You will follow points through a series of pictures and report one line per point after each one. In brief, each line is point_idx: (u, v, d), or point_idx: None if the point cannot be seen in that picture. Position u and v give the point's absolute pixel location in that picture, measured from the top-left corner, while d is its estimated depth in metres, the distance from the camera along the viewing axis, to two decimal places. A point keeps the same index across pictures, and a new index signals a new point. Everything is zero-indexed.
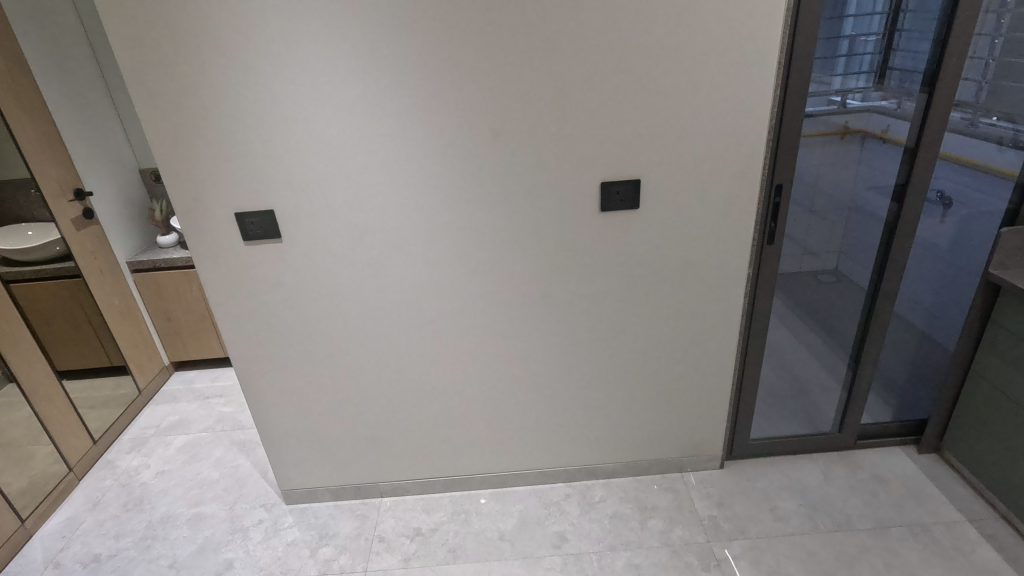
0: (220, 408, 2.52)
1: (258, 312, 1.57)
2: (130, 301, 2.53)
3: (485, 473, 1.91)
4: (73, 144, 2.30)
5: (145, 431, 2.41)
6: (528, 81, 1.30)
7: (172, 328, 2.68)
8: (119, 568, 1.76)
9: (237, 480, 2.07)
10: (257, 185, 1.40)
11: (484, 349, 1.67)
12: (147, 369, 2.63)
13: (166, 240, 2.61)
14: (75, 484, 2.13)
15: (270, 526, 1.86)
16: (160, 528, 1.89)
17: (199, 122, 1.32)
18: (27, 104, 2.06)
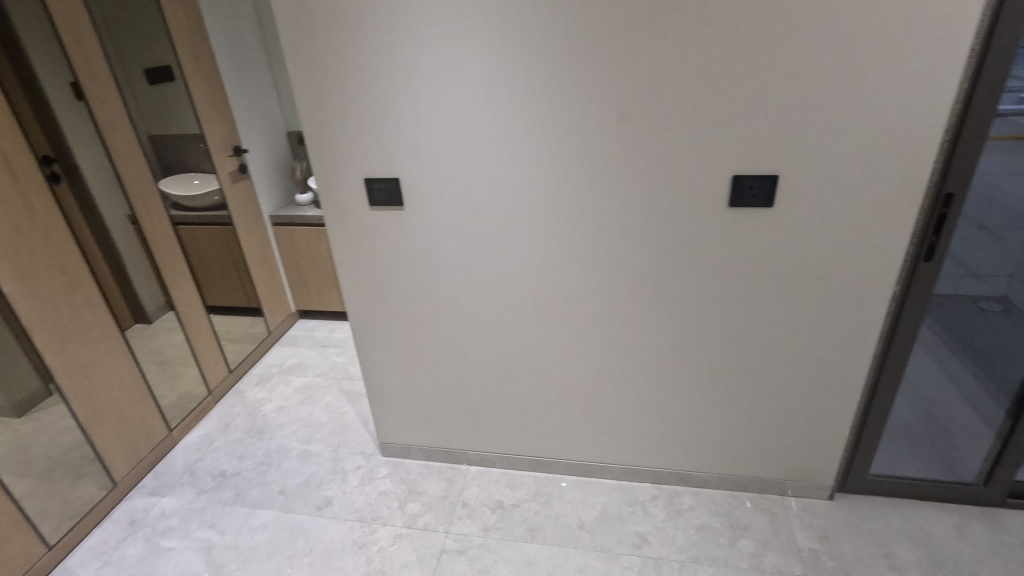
0: (334, 356, 2.74)
1: (376, 274, 1.67)
2: (268, 251, 2.80)
3: (572, 460, 1.90)
4: (236, 105, 2.57)
5: (271, 368, 2.68)
6: (667, 64, 1.23)
7: (301, 279, 2.94)
8: (240, 486, 1.99)
9: (342, 426, 2.24)
10: (387, 154, 1.47)
11: (585, 337, 1.64)
12: (277, 313, 2.91)
13: (303, 198, 2.85)
14: (212, 406, 2.43)
15: (366, 473, 2.00)
16: (274, 457, 2.11)
17: (342, 89, 1.40)
18: (202, 68, 2.33)
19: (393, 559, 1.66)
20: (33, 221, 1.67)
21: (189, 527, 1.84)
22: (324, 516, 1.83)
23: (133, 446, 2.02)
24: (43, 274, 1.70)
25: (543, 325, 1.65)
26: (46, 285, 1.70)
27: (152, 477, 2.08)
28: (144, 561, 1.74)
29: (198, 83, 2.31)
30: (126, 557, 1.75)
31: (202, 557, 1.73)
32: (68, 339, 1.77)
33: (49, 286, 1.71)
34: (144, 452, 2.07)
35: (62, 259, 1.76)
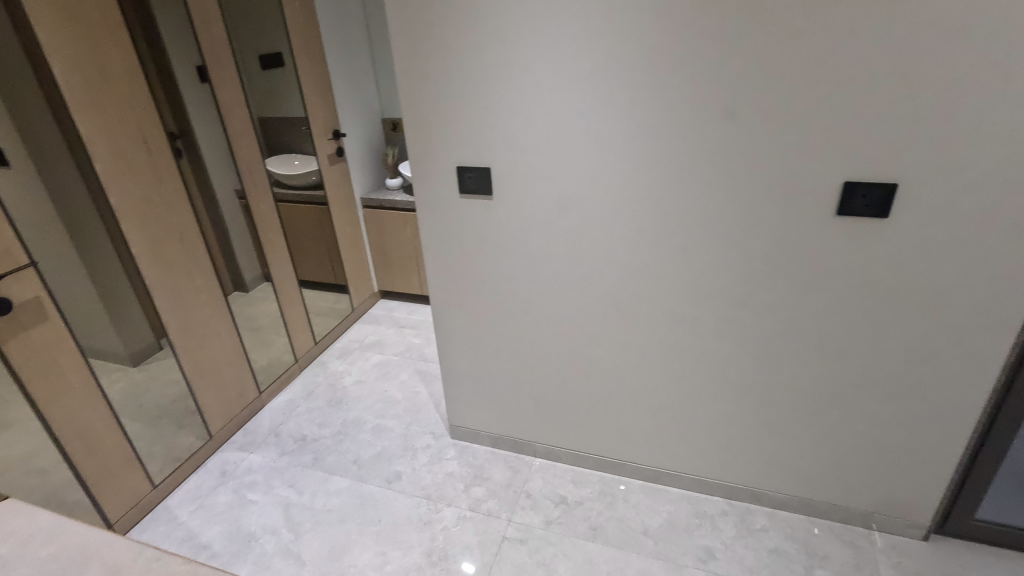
0: (411, 337, 2.84)
1: (460, 260, 1.70)
2: (357, 231, 2.93)
3: (640, 464, 1.86)
4: (339, 91, 2.70)
5: (352, 344, 2.82)
6: (779, 60, 1.17)
7: (385, 261, 3.06)
8: (318, 451, 2.11)
9: (415, 405, 2.32)
10: (481, 143, 1.49)
11: (666, 340, 1.60)
12: (361, 292, 3.05)
13: (393, 183, 2.96)
14: (297, 373, 2.59)
15: (434, 453, 2.06)
16: (351, 428, 2.22)
17: (443, 77, 1.43)
18: (311, 55, 2.47)
19: (456, 539, 1.71)
20: (159, 190, 1.85)
21: (271, 484, 1.98)
22: (393, 490, 1.91)
23: (228, 403, 2.20)
24: (164, 240, 1.88)
25: (623, 324, 1.62)
26: (166, 249, 1.89)
27: (241, 433, 2.25)
28: (231, 510, 1.89)
29: (306, 69, 2.46)
30: (216, 504, 1.91)
31: (282, 513, 1.85)
32: (180, 299, 1.95)
33: (169, 250, 1.89)
34: (236, 410, 2.25)
35: (181, 227, 1.93)
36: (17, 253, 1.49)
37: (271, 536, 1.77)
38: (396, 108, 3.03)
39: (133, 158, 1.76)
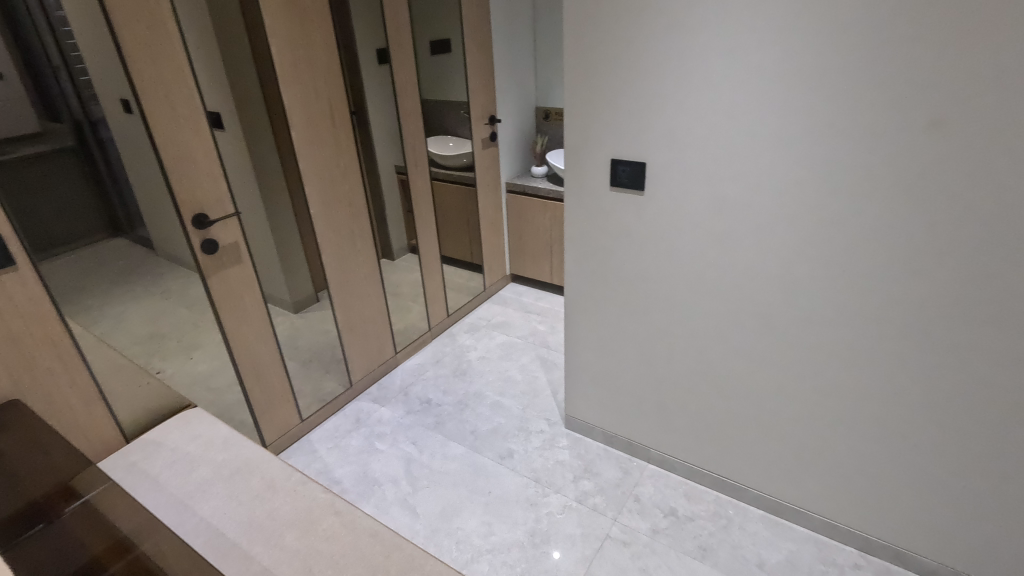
0: (536, 323, 2.89)
1: (601, 253, 1.70)
2: (498, 214, 3.04)
3: (763, 493, 1.74)
4: (500, 78, 2.81)
5: (480, 321, 2.95)
6: (1009, 65, 1.01)
7: (521, 246, 3.14)
8: (440, 416, 2.24)
9: (533, 389, 2.37)
10: (640, 136, 1.47)
11: (816, 365, 1.46)
12: (494, 273, 3.17)
13: (538, 171, 3.01)
14: (429, 341, 2.77)
15: (547, 439, 2.09)
16: (472, 400, 2.33)
17: (611, 69, 1.44)
18: (479, 42, 2.59)
19: (559, 527, 1.73)
20: (338, 160, 2.07)
21: (397, 437, 2.15)
22: (504, 466, 1.98)
23: (368, 358, 2.42)
24: (336, 204, 2.10)
25: (768, 341, 1.51)
26: (337, 213, 2.11)
27: (376, 387, 2.47)
28: (361, 454, 2.08)
29: (473, 56, 2.58)
30: (349, 446, 2.12)
31: (403, 466, 2.01)
32: (343, 259, 2.17)
33: (339, 214, 2.12)
34: (374, 365, 2.46)
35: (351, 194, 2.15)
36: (227, 202, 1.76)
37: (392, 485, 1.93)
38: (550, 97, 3.08)
39: (322, 129, 1.98)
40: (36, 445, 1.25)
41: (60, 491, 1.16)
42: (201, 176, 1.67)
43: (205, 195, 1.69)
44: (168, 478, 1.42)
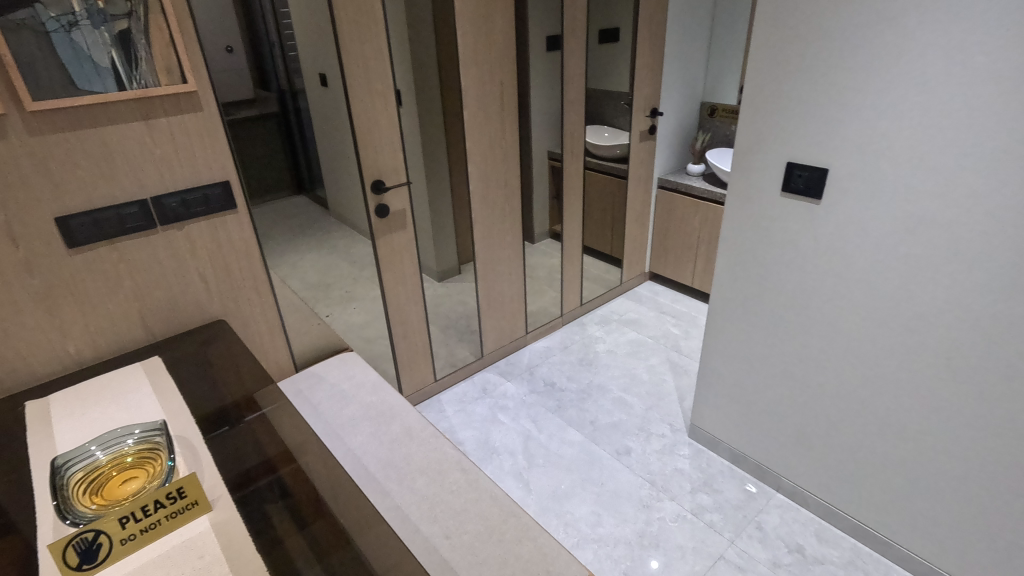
0: (670, 325, 2.80)
1: (757, 262, 1.60)
2: (645, 210, 2.98)
3: (916, 554, 1.54)
4: (668, 71, 2.72)
5: (611, 314, 2.93)
6: None
7: (664, 244, 3.05)
8: (562, 401, 2.28)
9: (659, 391, 2.32)
10: (827, 140, 1.35)
11: (1008, 424, 1.26)
12: (632, 268, 3.12)
13: (694, 169, 2.88)
14: (559, 326, 2.81)
15: (668, 444, 2.04)
16: (595, 391, 2.33)
17: (804, 66, 1.34)
18: (652, 32, 2.54)
19: (670, 534, 1.69)
20: (501, 141, 2.17)
21: (518, 413, 2.23)
22: (620, 462, 1.96)
23: (501, 333, 2.53)
24: (493, 183, 2.20)
25: (949, 385, 1.32)
26: (493, 192, 2.22)
27: (504, 362, 2.57)
28: (484, 422, 2.20)
29: (644, 47, 2.54)
30: (474, 412, 2.25)
31: (521, 441, 2.08)
32: (492, 236, 2.29)
33: (494, 193, 2.23)
34: (505, 341, 2.57)
35: (507, 175, 2.24)
36: (401, 172, 1.93)
37: (509, 457, 2.01)
38: (719, 92, 2.92)
39: (490, 111, 2.09)
40: (235, 359, 1.49)
41: (250, 400, 1.36)
42: (384, 147, 1.85)
43: (385, 164, 1.87)
44: (327, 409, 1.63)
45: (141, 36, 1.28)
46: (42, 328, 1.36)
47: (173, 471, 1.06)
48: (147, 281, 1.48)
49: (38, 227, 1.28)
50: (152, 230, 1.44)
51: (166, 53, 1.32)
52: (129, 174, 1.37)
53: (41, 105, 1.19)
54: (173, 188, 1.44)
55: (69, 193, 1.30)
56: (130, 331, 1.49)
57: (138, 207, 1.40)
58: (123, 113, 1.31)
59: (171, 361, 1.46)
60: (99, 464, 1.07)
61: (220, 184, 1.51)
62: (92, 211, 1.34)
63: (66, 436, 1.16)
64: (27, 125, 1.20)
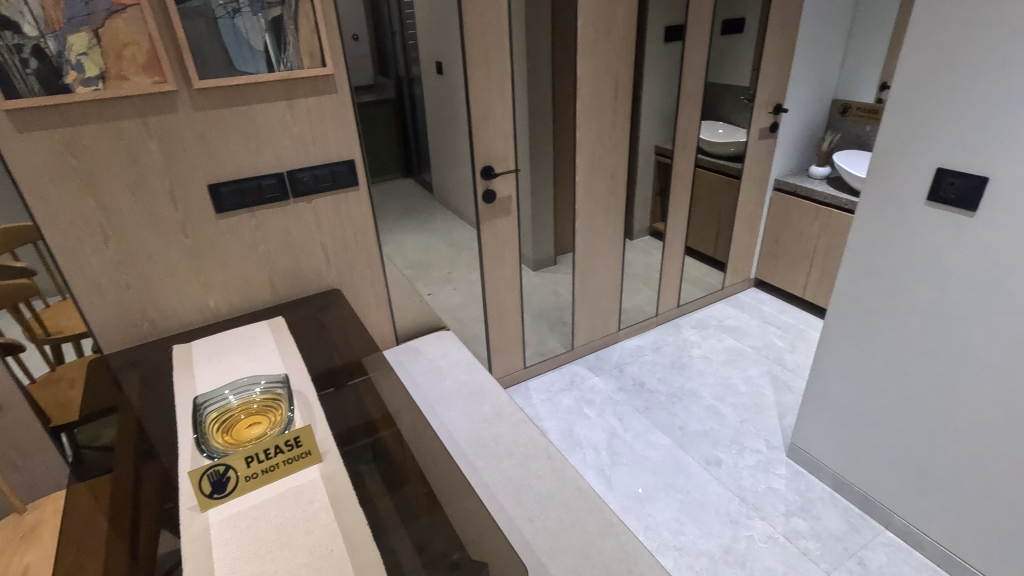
0: (774, 337, 2.64)
1: (888, 276, 1.46)
2: (758, 212, 2.81)
3: None
4: (798, 66, 2.54)
5: (710, 319, 2.81)
6: None
7: (775, 250, 2.87)
8: (650, 402, 2.23)
9: (757, 405, 2.19)
10: (991, 145, 1.20)
11: None
12: (737, 273, 2.96)
13: (818, 171, 2.67)
14: (653, 326, 2.74)
15: (763, 461, 1.93)
16: (686, 396, 2.25)
17: (969, 61, 1.19)
18: (783, 23, 2.37)
19: (758, 555, 1.61)
20: (611, 133, 2.14)
21: (605, 409, 2.21)
22: (709, 473, 1.89)
23: (593, 327, 2.51)
24: (600, 175, 2.18)
25: None
26: (599, 184, 2.20)
27: (593, 356, 2.56)
28: (570, 413, 2.20)
29: (773, 39, 2.38)
30: (560, 403, 2.26)
31: (606, 438, 2.06)
32: (593, 228, 2.27)
33: (600, 185, 2.21)
34: (596, 335, 2.55)
35: (614, 168, 2.21)
36: (511, 159, 1.96)
37: (592, 451, 2.01)
38: (855, 90, 2.68)
39: (604, 102, 2.06)
40: (347, 325, 1.60)
41: (358, 364, 1.46)
42: (497, 134, 1.89)
43: (496, 151, 1.91)
44: (424, 382, 1.71)
45: (291, 22, 1.39)
46: (190, 281, 1.53)
47: (291, 421, 1.16)
48: (277, 247, 1.62)
49: (194, 192, 1.44)
50: (286, 201, 1.58)
51: (310, 38, 1.43)
52: (271, 149, 1.50)
53: (206, 83, 1.34)
54: (306, 163, 1.56)
55: (220, 162, 1.45)
56: (261, 292, 1.65)
57: (275, 179, 1.53)
58: (270, 93, 1.44)
59: (293, 321, 1.59)
60: (231, 407, 1.19)
61: (346, 162, 1.62)
62: (238, 181, 1.48)
63: (204, 379, 1.31)
64: (193, 101, 1.36)
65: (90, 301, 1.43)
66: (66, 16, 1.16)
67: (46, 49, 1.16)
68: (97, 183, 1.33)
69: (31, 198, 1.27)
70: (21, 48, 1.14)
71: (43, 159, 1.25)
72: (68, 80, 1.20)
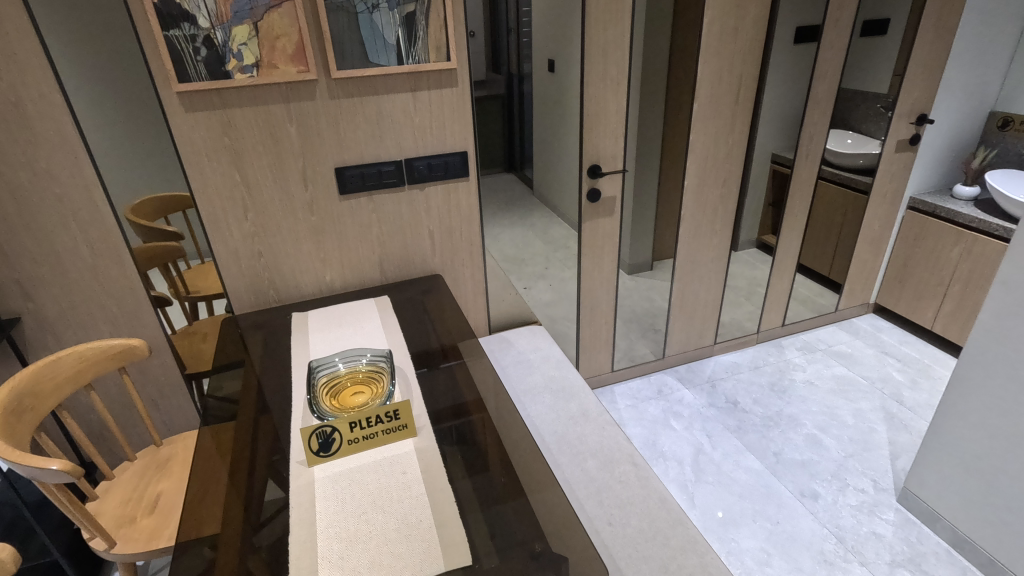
0: (892, 369, 2.41)
1: None
2: (886, 232, 2.57)
3: None
4: (952, 72, 2.28)
5: (817, 342, 2.61)
6: None
7: (901, 275, 2.61)
8: (743, 422, 2.12)
9: (866, 441, 2.01)
10: None
11: None
12: (854, 297, 2.73)
13: (965, 191, 2.39)
14: (752, 344, 2.60)
15: (868, 503, 1.78)
16: (785, 422, 2.12)
17: None
18: (938, 24, 2.14)
19: None
20: (727, 138, 2.05)
21: (693, 423, 2.13)
22: (803, 506, 1.77)
23: (687, 337, 2.43)
24: (710, 181, 2.10)
25: None
26: (708, 190, 2.12)
27: (685, 367, 2.48)
28: (656, 423, 2.15)
29: (924, 42, 2.16)
30: (646, 411, 2.21)
31: (692, 453, 1.99)
32: (698, 235, 2.20)
33: (709, 190, 2.12)
34: (690, 346, 2.47)
35: (727, 174, 2.12)
36: (620, 159, 1.94)
37: (676, 464, 1.94)
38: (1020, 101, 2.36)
39: (722, 104, 1.98)
40: (446, 309, 1.67)
41: (454, 347, 1.50)
42: (608, 134, 1.88)
43: (604, 149, 1.90)
44: (513, 373, 1.75)
45: (423, 17, 1.45)
46: (310, 256, 1.67)
47: (391, 395, 1.23)
48: (389, 230, 1.71)
49: (323, 174, 1.57)
50: (401, 187, 1.67)
51: (438, 33, 1.49)
52: (393, 138, 1.59)
53: (343, 73, 1.44)
54: (423, 152, 1.64)
55: (348, 148, 1.56)
56: (371, 272, 1.76)
57: (394, 166, 1.62)
58: (398, 84, 1.53)
59: (398, 301, 1.68)
60: (339, 374, 1.28)
61: (460, 153, 1.68)
62: (361, 165, 1.59)
63: (317, 347, 1.42)
64: (330, 90, 1.47)
65: (227, 265, 1.59)
66: (233, 10, 1.29)
67: (215, 39, 1.31)
68: (244, 161, 1.48)
69: (190, 171, 1.44)
70: (195, 38, 1.30)
71: (202, 137, 1.41)
72: (229, 67, 1.35)
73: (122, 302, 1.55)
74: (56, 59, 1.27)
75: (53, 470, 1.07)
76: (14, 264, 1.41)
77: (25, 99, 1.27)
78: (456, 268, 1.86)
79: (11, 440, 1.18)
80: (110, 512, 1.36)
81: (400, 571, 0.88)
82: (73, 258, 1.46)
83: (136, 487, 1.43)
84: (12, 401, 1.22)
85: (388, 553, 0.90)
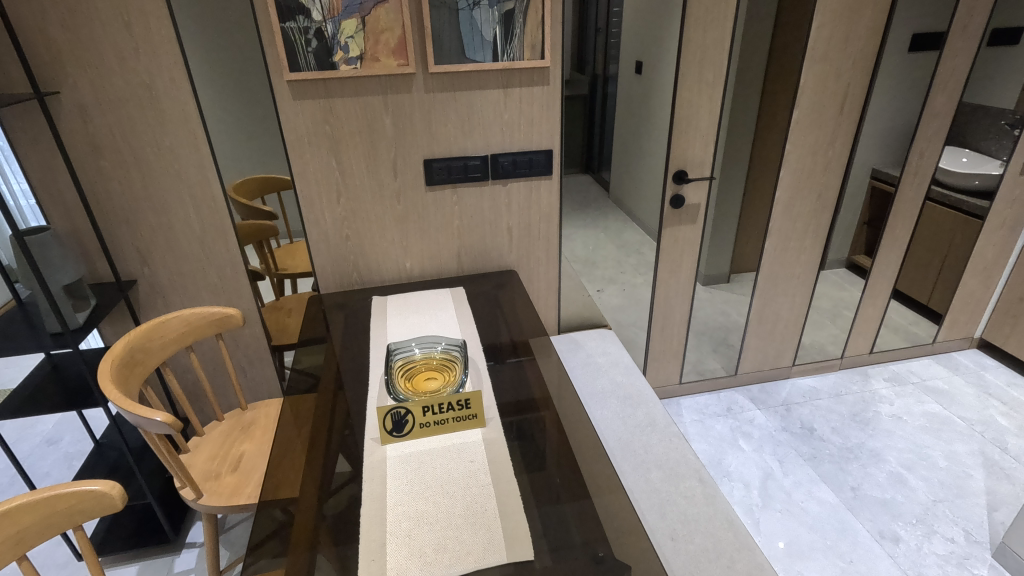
0: (995, 413, 2.19)
1: None
2: (1000, 261, 2.34)
3: None
4: None
5: (909, 375, 2.42)
6: None
7: (1015, 310, 2.37)
8: (819, 452, 2.00)
9: (959, 487, 1.85)
10: None
11: None
12: (955, 329, 2.51)
13: None
14: (834, 369, 2.45)
15: (957, 554, 1.63)
16: (866, 456, 1.98)
17: None
18: None
19: None
20: (825, 149, 1.93)
21: (763, 446, 2.04)
22: (881, 548, 1.65)
23: (763, 356, 2.33)
24: (802, 194, 2.00)
25: None
26: (800, 204, 2.01)
27: (758, 387, 2.37)
28: (723, 441, 2.07)
29: None
30: (713, 428, 2.14)
31: (760, 477, 1.91)
32: (784, 250, 2.10)
33: (802, 203, 2.02)
34: (766, 366, 2.36)
35: (822, 188, 2.00)
36: (707, 166, 1.88)
37: (742, 486, 1.87)
38: None
39: (824, 114, 1.87)
40: (519, 305, 1.68)
41: (525, 343, 1.51)
42: (697, 139, 1.83)
43: (692, 155, 1.85)
44: (581, 375, 1.74)
45: (521, 16, 1.47)
46: (394, 242, 1.73)
47: (463, 384, 1.26)
48: (470, 223, 1.75)
49: (412, 165, 1.62)
50: (485, 181, 1.69)
51: (535, 31, 1.50)
52: (482, 133, 1.62)
53: (440, 68, 1.48)
54: (510, 149, 1.66)
55: (437, 141, 1.60)
56: (448, 263, 1.80)
57: (480, 161, 1.65)
58: (491, 81, 1.55)
59: (472, 293, 1.71)
60: (415, 358, 1.33)
61: (545, 152, 1.69)
62: (449, 159, 1.63)
63: (395, 332, 1.47)
64: (426, 83, 1.51)
65: (317, 247, 1.68)
66: (344, 5, 1.36)
67: (325, 32, 1.39)
68: (341, 149, 1.55)
69: (292, 156, 1.53)
70: (308, 30, 1.38)
71: (306, 124, 1.50)
72: (336, 58, 1.42)
73: (222, 273, 1.68)
74: (187, 47, 1.39)
75: (157, 421, 1.17)
76: (136, 232, 1.56)
77: (158, 83, 1.40)
78: (527, 258, 1.86)
79: (124, 388, 1.30)
80: (199, 465, 1.48)
81: (464, 557, 0.90)
82: (185, 230, 1.59)
83: (222, 445, 1.55)
84: (127, 353, 1.35)
85: (453, 538, 0.93)
